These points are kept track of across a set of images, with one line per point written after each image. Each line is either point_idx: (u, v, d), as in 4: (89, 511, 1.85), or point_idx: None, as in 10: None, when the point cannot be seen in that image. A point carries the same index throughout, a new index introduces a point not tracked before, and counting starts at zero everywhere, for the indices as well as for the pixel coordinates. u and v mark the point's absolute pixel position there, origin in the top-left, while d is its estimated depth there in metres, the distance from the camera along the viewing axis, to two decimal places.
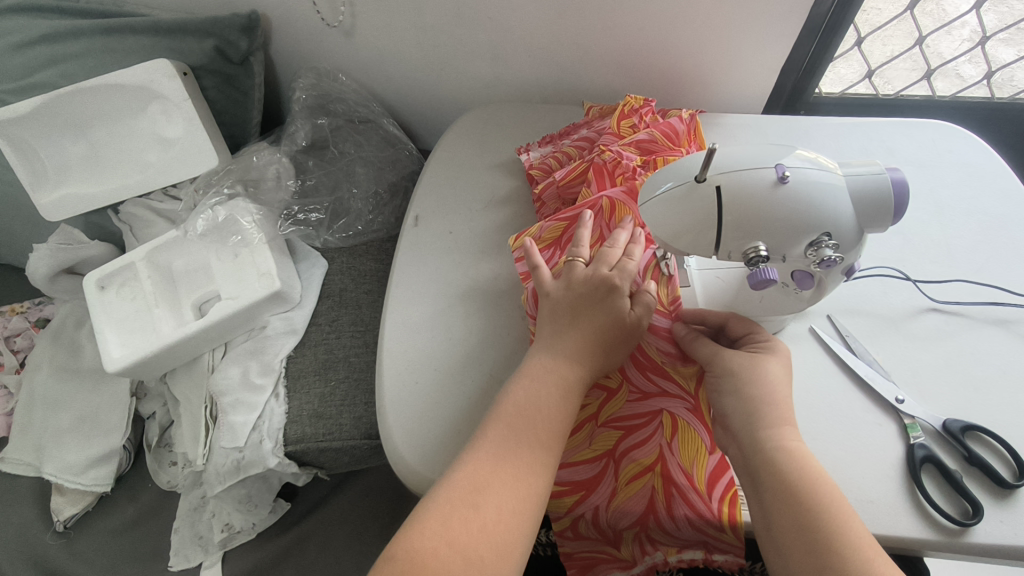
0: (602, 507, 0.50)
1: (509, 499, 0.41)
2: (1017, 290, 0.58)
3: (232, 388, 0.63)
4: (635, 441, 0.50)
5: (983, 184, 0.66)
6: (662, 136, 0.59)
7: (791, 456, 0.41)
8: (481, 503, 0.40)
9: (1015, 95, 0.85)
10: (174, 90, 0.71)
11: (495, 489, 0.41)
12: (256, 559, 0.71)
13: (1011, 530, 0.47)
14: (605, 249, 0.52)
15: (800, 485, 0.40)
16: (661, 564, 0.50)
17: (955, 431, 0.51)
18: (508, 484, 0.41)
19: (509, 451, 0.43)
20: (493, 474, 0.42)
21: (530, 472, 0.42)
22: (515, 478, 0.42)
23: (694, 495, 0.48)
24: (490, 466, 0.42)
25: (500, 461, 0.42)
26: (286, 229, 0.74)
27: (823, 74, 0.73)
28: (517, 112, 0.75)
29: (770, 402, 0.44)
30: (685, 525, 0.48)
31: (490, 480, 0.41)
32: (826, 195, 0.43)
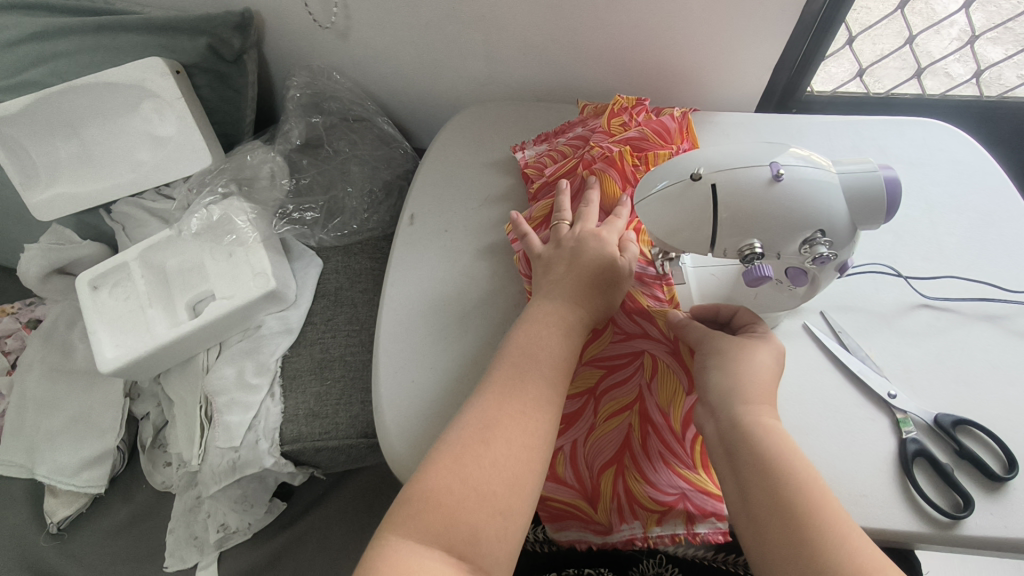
0: (580, 441, 0.51)
1: (521, 433, 0.42)
2: (1005, 286, 0.59)
3: (228, 387, 0.63)
4: (615, 381, 0.52)
5: (972, 182, 0.67)
6: (653, 134, 0.59)
7: (770, 434, 0.42)
8: (492, 442, 0.41)
9: (1003, 94, 0.86)
10: (166, 88, 0.70)
11: (502, 433, 0.42)
12: (252, 560, 0.71)
13: (1001, 522, 0.48)
14: (584, 208, 0.56)
15: (778, 464, 0.40)
16: (640, 537, 0.49)
17: (948, 426, 0.51)
18: (518, 426, 0.42)
19: (516, 396, 0.44)
20: (499, 418, 0.42)
21: (538, 410, 0.43)
22: (524, 415, 0.43)
23: (670, 436, 0.50)
24: (498, 411, 0.43)
25: (506, 404, 0.43)
26: (280, 228, 0.73)
27: (814, 72, 0.74)
28: (511, 110, 0.75)
29: (751, 382, 0.45)
30: (665, 470, 0.49)
31: (497, 425, 0.42)
32: (820, 192, 0.43)
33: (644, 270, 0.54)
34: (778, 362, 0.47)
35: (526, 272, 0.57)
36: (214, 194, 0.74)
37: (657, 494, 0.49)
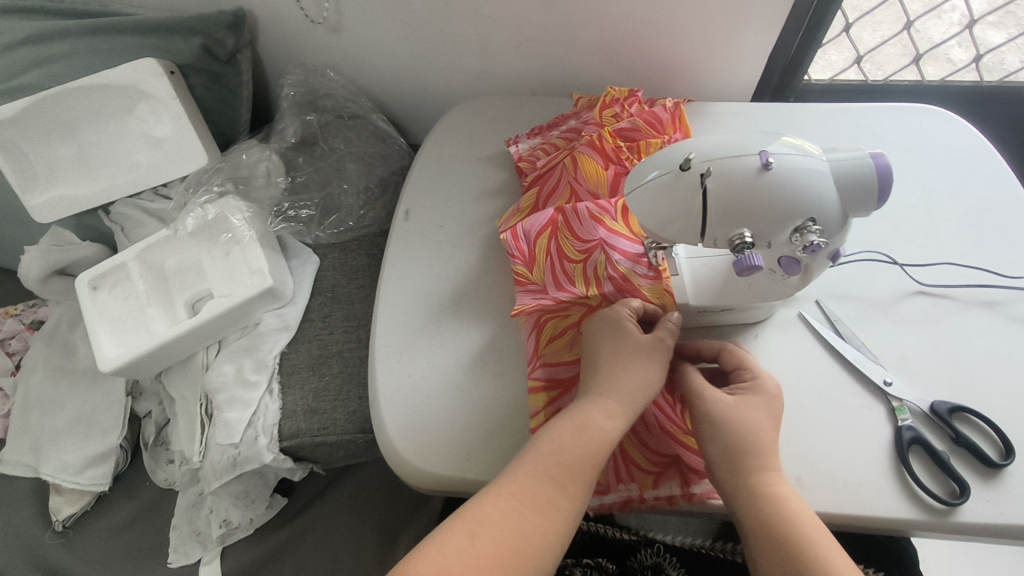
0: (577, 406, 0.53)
1: (548, 517, 0.42)
2: (1002, 272, 0.59)
3: (227, 385, 0.64)
4: None
5: (970, 168, 0.66)
6: (645, 125, 0.60)
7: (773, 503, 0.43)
8: (510, 518, 0.41)
9: (1003, 79, 0.86)
10: (161, 88, 0.70)
11: (529, 514, 0.42)
12: (252, 557, 0.70)
13: (997, 508, 0.48)
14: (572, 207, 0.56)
15: (781, 539, 0.42)
16: (636, 498, 0.49)
17: (943, 413, 0.51)
18: (540, 506, 0.42)
19: (546, 474, 0.43)
20: (528, 500, 0.42)
21: (567, 490, 0.43)
22: (522, 521, 0.41)
23: (663, 399, 0.51)
24: (521, 485, 0.43)
25: (537, 485, 0.43)
26: (276, 226, 0.73)
27: (812, 60, 0.74)
28: (505, 104, 0.74)
29: (744, 445, 0.45)
30: (657, 431, 0.51)
31: (520, 501, 0.42)
32: (810, 180, 0.43)
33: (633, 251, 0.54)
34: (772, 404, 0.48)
35: (518, 255, 0.58)
36: (210, 193, 0.74)
37: (651, 454, 0.50)
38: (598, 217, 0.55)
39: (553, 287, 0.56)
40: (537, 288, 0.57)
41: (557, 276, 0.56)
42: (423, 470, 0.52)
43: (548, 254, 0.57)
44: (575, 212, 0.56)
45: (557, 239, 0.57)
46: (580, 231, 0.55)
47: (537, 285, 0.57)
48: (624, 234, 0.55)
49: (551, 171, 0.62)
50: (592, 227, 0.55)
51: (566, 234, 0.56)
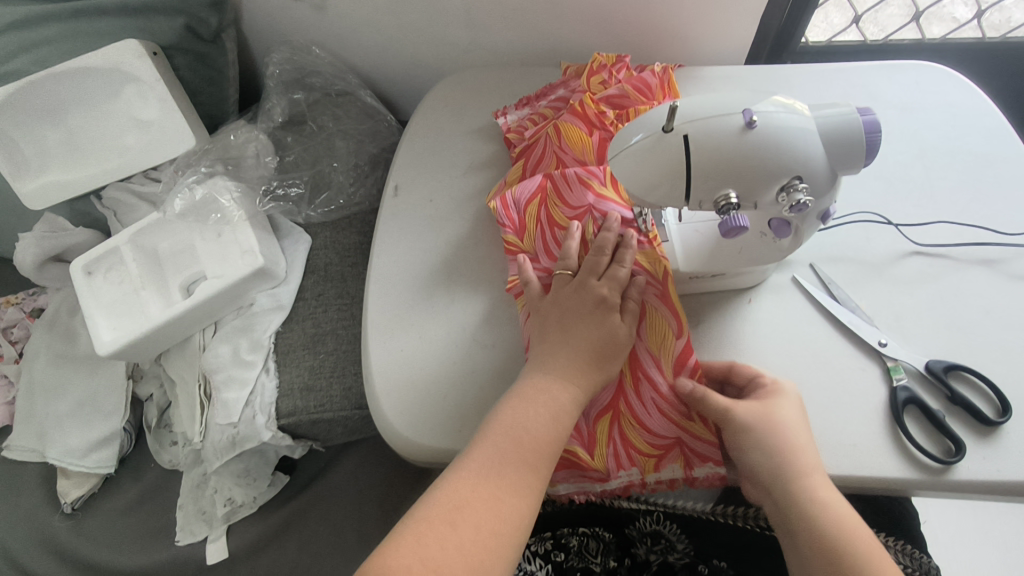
0: None
1: (519, 494, 0.43)
2: (1000, 229, 0.58)
3: (224, 365, 0.64)
4: None
5: (969, 125, 0.65)
6: (634, 91, 0.59)
7: (825, 510, 0.44)
8: (484, 500, 0.43)
9: (1006, 35, 0.83)
10: (146, 70, 0.70)
11: (500, 490, 0.43)
12: (258, 533, 0.71)
13: (994, 466, 0.48)
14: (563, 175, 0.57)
15: (837, 545, 0.43)
16: (638, 482, 0.50)
17: (938, 372, 0.51)
18: (510, 481, 0.44)
19: (507, 452, 0.45)
20: (497, 479, 0.44)
21: (532, 463, 0.45)
22: (498, 498, 0.43)
23: (664, 379, 0.50)
24: (489, 466, 0.44)
25: (505, 464, 0.44)
26: (265, 205, 0.72)
27: (809, 21, 0.72)
28: (493, 76, 0.73)
29: (790, 450, 0.46)
30: (659, 413, 0.50)
31: (489, 480, 0.44)
32: (797, 139, 0.42)
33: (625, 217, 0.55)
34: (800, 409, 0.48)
35: (507, 224, 0.58)
36: (198, 174, 0.73)
37: (652, 438, 0.50)
38: (586, 182, 0.56)
39: (545, 256, 0.57)
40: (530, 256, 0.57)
41: (547, 243, 0.57)
42: (417, 441, 0.52)
43: (538, 221, 0.57)
44: (564, 179, 0.57)
45: (546, 206, 0.57)
46: (569, 198, 0.56)
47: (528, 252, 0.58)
48: (613, 199, 0.56)
49: (537, 141, 0.62)
50: (581, 193, 0.56)
51: (554, 201, 0.57)
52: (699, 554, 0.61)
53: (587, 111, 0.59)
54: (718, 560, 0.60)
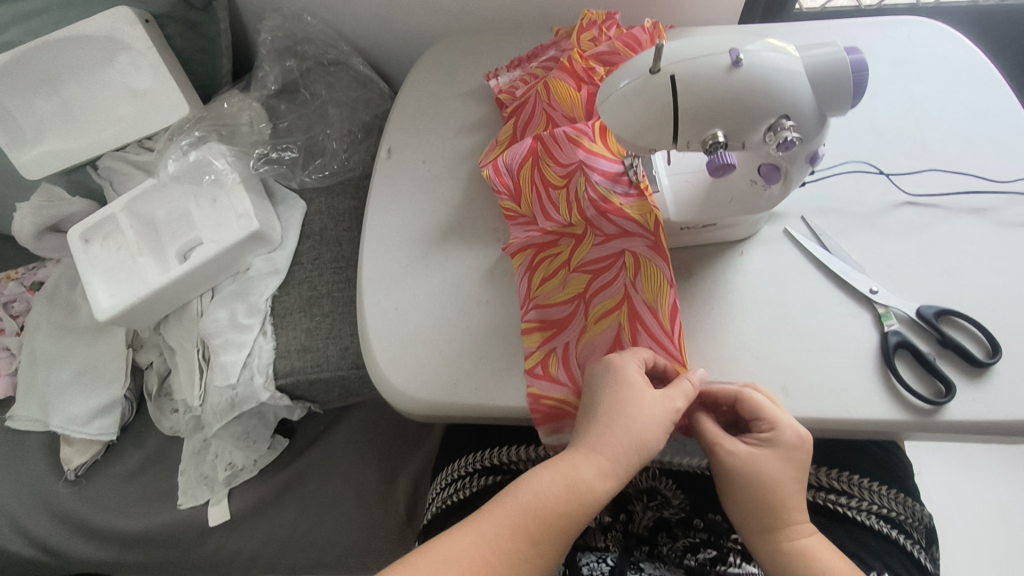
0: (572, 343, 0.53)
1: (521, 569, 0.43)
2: (990, 177, 0.58)
3: (221, 329, 0.65)
4: (602, 284, 0.53)
5: (961, 77, 0.65)
6: (624, 47, 0.57)
7: (792, 546, 0.48)
8: (475, 565, 0.42)
9: None
10: (138, 38, 0.71)
11: (503, 560, 0.43)
12: (258, 496, 0.72)
13: (984, 406, 0.48)
14: (550, 137, 0.55)
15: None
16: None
17: (929, 317, 0.51)
18: (515, 551, 0.43)
19: (520, 520, 0.44)
20: (501, 550, 0.43)
21: (542, 541, 0.44)
22: (490, 569, 0.42)
23: (659, 330, 0.50)
24: (498, 526, 0.44)
25: (506, 538, 0.43)
26: (259, 168, 0.74)
27: None
28: (485, 40, 0.73)
29: (772, 505, 0.48)
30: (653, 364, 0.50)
31: (494, 540, 0.43)
32: (783, 76, 0.42)
33: (616, 173, 0.54)
34: (796, 449, 0.47)
35: (503, 190, 0.58)
36: (190, 137, 0.74)
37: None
38: (576, 139, 0.55)
39: (541, 217, 0.57)
40: (528, 220, 0.58)
41: (544, 207, 0.57)
42: (415, 396, 0.53)
43: (532, 184, 0.57)
44: (554, 138, 0.55)
45: (539, 168, 0.57)
46: (560, 156, 0.55)
47: (526, 217, 0.58)
48: (604, 154, 0.55)
49: (527, 100, 0.62)
50: (570, 151, 0.55)
51: (547, 161, 0.56)
52: (694, 508, 0.61)
53: (578, 68, 0.58)
54: (714, 513, 0.60)
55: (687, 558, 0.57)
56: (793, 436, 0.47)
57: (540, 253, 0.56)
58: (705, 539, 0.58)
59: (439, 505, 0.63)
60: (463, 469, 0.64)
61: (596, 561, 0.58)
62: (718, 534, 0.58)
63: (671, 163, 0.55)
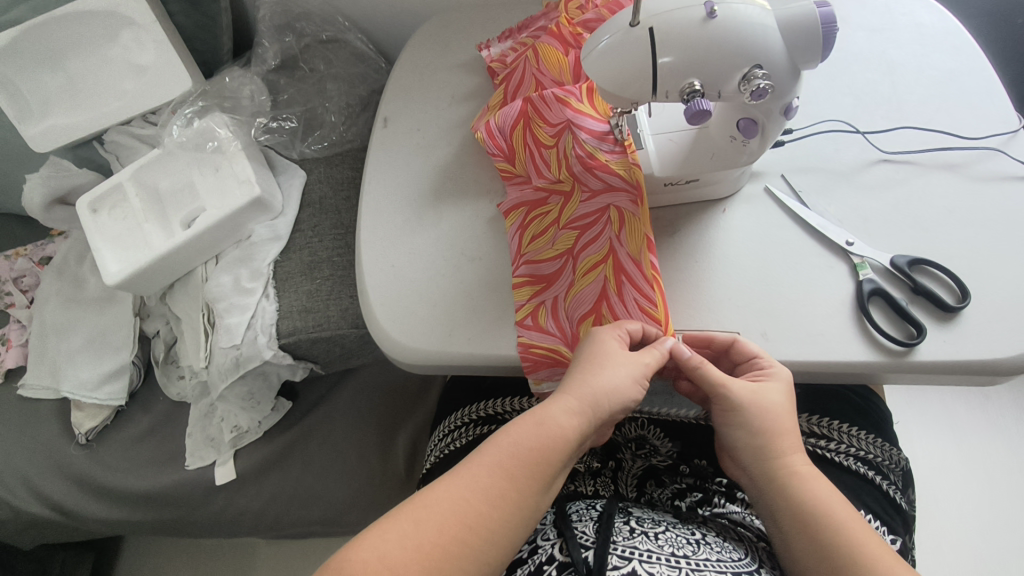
0: (560, 296, 0.55)
1: (497, 513, 0.44)
2: (963, 135, 0.60)
3: (226, 294, 0.67)
4: (588, 239, 0.55)
5: (937, 42, 0.67)
6: (609, 14, 0.59)
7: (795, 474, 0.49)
8: (453, 506, 0.44)
9: None
10: (141, 13, 0.74)
11: (478, 502, 0.44)
12: (264, 455, 0.76)
13: (953, 347, 0.51)
14: (540, 97, 0.58)
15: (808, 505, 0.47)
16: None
17: (902, 266, 0.54)
18: (491, 494, 0.44)
19: (497, 465, 0.45)
20: (479, 495, 0.44)
21: (518, 487, 0.45)
22: (466, 511, 0.44)
23: (642, 281, 0.51)
24: (477, 473, 0.45)
25: (483, 483, 0.45)
26: (260, 136, 0.78)
27: None
28: (477, 14, 0.76)
29: (774, 434, 0.50)
30: (636, 313, 0.52)
31: (472, 485, 0.45)
32: (755, 26, 0.44)
33: (602, 133, 0.56)
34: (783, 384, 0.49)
35: (498, 153, 0.61)
36: (195, 108, 0.78)
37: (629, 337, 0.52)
38: (564, 100, 0.57)
39: (534, 176, 0.59)
40: (523, 179, 0.61)
41: (537, 165, 0.59)
42: (410, 346, 0.55)
43: (525, 145, 0.60)
44: (542, 99, 0.58)
45: (530, 129, 0.59)
46: (549, 116, 0.58)
47: (523, 176, 0.61)
48: (590, 114, 0.57)
49: (518, 66, 0.64)
50: (559, 110, 0.57)
51: (537, 122, 0.59)
52: (681, 455, 0.64)
53: (567, 34, 0.61)
54: (699, 460, 0.63)
55: (674, 501, 0.60)
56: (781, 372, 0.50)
57: (531, 211, 0.59)
58: (691, 483, 0.61)
59: (438, 455, 0.69)
60: (459, 421, 0.71)
61: (584, 507, 0.58)
62: (704, 477, 0.61)
63: (653, 116, 0.57)
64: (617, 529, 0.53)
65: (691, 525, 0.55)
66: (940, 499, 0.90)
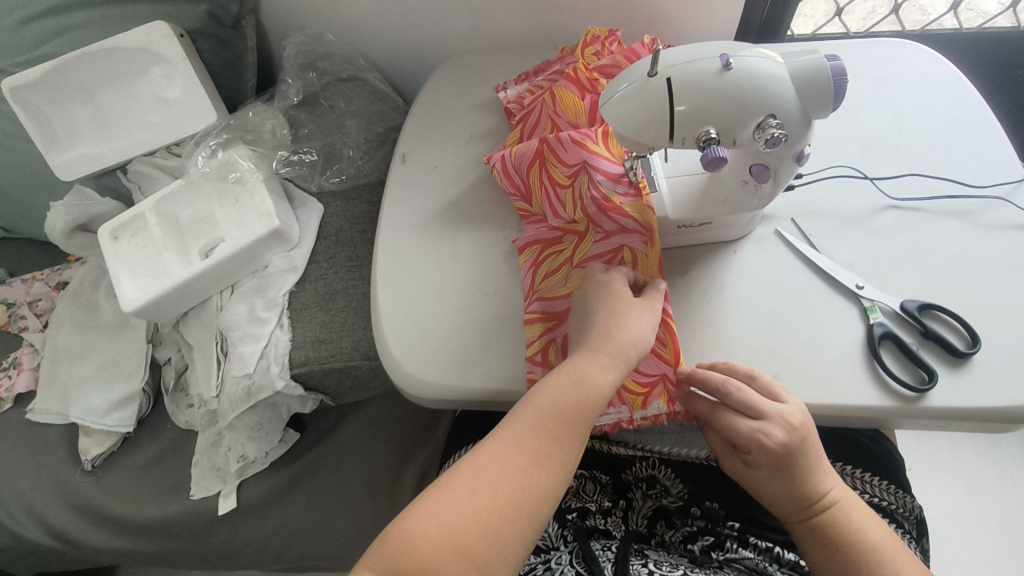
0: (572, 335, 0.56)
1: (532, 493, 0.45)
2: (969, 183, 0.62)
3: (240, 322, 0.68)
4: None
5: (942, 92, 0.69)
6: (624, 62, 0.62)
7: (825, 521, 0.50)
8: (506, 469, 0.45)
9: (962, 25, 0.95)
10: (172, 50, 0.76)
11: (526, 464, 0.45)
12: (270, 485, 0.76)
13: (964, 393, 0.51)
14: (556, 138, 0.59)
15: (846, 553, 0.48)
16: (627, 419, 0.55)
17: (913, 310, 0.54)
18: (483, 524, 0.43)
19: (469, 492, 0.44)
20: (531, 455, 0.46)
21: (507, 513, 0.43)
22: (523, 474, 0.45)
23: None
24: (453, 505, 0.43)
25: (531, 438, 0.46)
26: (281, 170, 0.80)
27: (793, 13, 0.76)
28: (494, 57, 0.79)
29: (797, 491, 0.50)
30: (648, 353, 0.54)
31: (454, 520, 0.42)
32: (768, 78, 0.46)
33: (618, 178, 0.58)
34: (782, 451, 0.49)
35: (514, 190, 0.63)
36: (219, 140, 0.81)
37: (640, 376, 0.54)
38: (581, 142, 0.59)
39: (550, 214, 0.61)
40: (539, 218, 0.62)
41: (553, 204, 0.60)
42: (421, 377, 0.56)
43: (542, 184, 0.61)
44: (559, 141, 0.60)
45: (546, 169, 0.61)
46: (565, 157, 0.59)
47: (539, 214, 0.62)
48: (605, 156, 0.59)
49: (533, 108, 0.67)
50: (575, 152, 0.59)
51: (553, 163, 0.60)
52: (692, 497, 0.63)
53: (581, 78, 0.63)
54: (710, 502, 0.63)
55: (686, 544, 0.60)
56: (780, 439, 0.49)
57: (545, 249, 0.60)
58: (702, 526, 0.61)
59: None
60: None
61: (603, 548, 0.60)
62: (715, 521, 0.61)
63: (668, 160, 0.59)
64: (634, 570, 0.56)
65: (707, 569, 0.57)
66: (951, 545, 0.89)
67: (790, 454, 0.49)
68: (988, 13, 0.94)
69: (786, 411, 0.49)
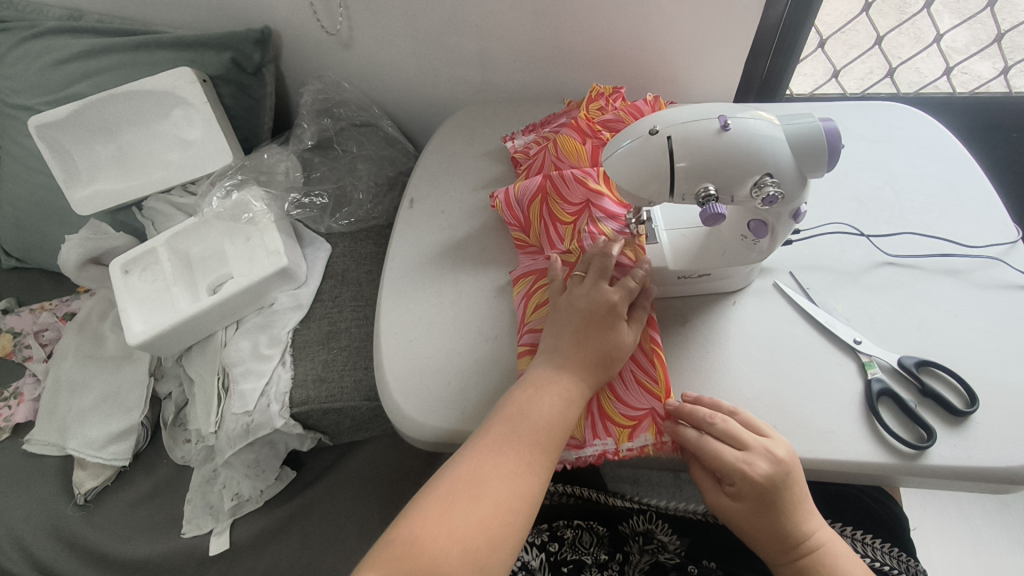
0: None
1: (523, 495, 0.47)
2: (963, 243, 0.63)
3: (243, 358, 0.69)
4: None
5: (936, 155, 0.71)
6: (627, 115, 0.64)
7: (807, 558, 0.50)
8: (499, 475, 0.47)
9: (958, 89, 0.99)
10: (194, 94, 0.80)
11: (516, 467, 0.48)
12: (264, 525, 0.76)
13: (964, 452, 0.50)
14: (558, 176, 0.61)
15: None
16: (612, 452, 0.53)
17: (910, 366, 0.55)
18: (489, 530, 0.45)
19: (473, 501, 0.46)
20: (519, 459, 0.48)
21: (510, 518, 0.46)
22: (513, 479, 0.47)
23: (642, 358, 0.56)
24: (460, 514, 0.45)
25: (519, 445, 0.48)
26: (292, 212, 0.83)
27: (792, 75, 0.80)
28: (503, 109, 0.82)
29: (779, 528, 0.50)
30: (636, 388, 0.55)
31: (461, 527, 0.44)
32: (765, 139, 0.48)
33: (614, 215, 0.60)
34: (767, 486, 0.49)
35: (515, 222, 0.66)
36: (234, 180, 0.83)
37: (627, 410, 0.54)
38: (583, 180, 0.60)
39: (547, 248, 0.63)
40: (535, 250, 0.64)
41: (551, 238, 0.62)
42: (420, 419, 0.55)
43: (541, 219, 0.63)
44: (562, 179, 0.61)
45: (547, 205, 0.63)
46: (567, 196, 0.61)
47: (536, 247, 0.65)
48: (608, 194, 0.60)
49: (537, 157, 0.69)
50: (577, 190, 0.60)
51: (555, 200, 0.62)
52: (689, 554, 0.62)
53: (586, 126, 0.65)
54: (708, 561, 0.62)
55: None
56: (765, 471, 0.49)
57: (537, 281, 0.61)
58: None
59: None
60: None
61: None
62: None
63: (668, 212, 0.61)
64: None
65: None
66: None
67: (774, 492, 0.49)
68: (981, 77, 0.97)
69: (770, 444, 0.49)
